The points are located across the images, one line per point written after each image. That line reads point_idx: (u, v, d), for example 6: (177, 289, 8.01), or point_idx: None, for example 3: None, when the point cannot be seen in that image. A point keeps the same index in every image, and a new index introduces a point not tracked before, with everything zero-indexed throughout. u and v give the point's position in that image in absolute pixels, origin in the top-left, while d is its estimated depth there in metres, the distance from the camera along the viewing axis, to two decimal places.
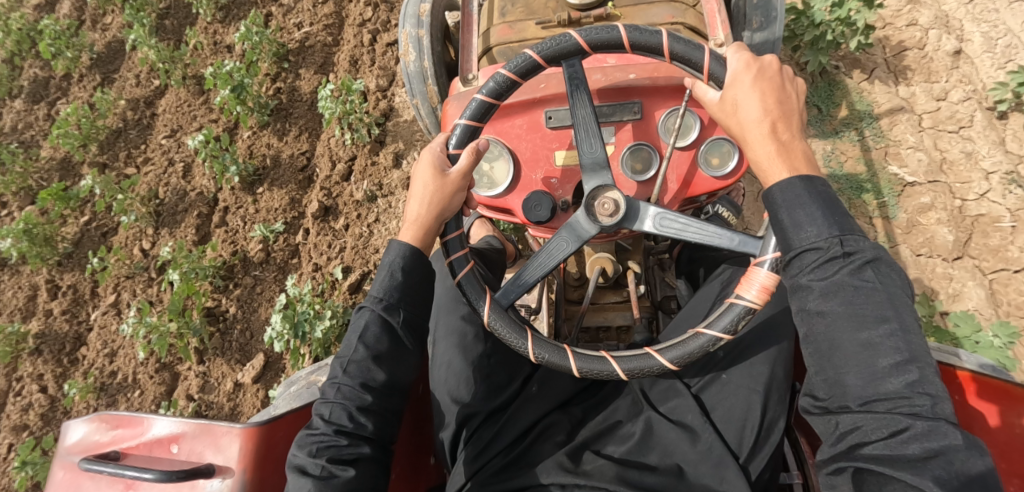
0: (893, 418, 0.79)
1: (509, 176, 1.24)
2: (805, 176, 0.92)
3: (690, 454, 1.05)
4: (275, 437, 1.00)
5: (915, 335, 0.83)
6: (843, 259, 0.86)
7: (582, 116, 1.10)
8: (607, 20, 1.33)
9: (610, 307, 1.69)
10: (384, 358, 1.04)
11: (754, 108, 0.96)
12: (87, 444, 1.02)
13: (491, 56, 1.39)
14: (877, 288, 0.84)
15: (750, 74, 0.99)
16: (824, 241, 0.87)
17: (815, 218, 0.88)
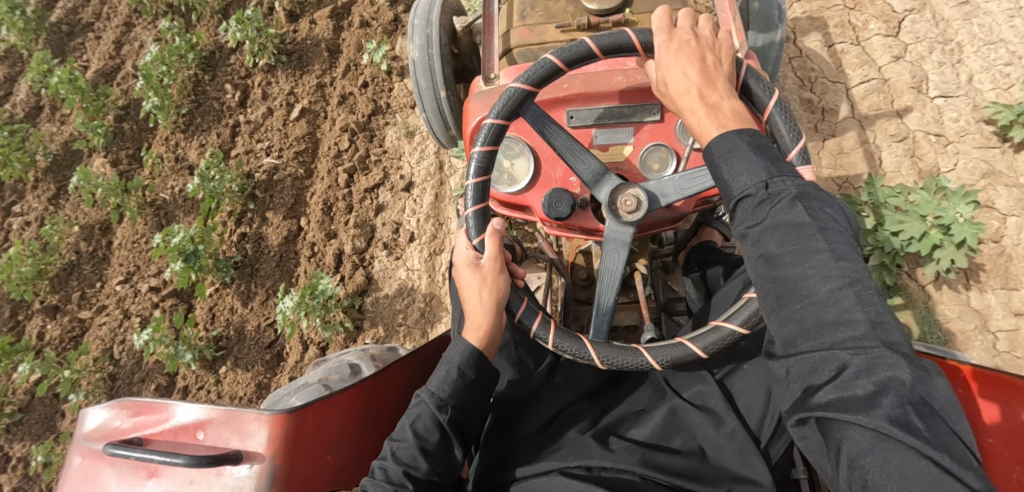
0: (836, 356, 0.76)
1: (530, 173, 1.27)
2: (736, 130, 0.91)
3: (715, 438, 1.08)
4: (304, 425, 1.00)
5: (852, 263, 0.79)
6: (772, 200, 0.84)
7: (562, 144, 1.14)
8: (624, 26, 1.36)
9: (619, 308, 1.72)
10: (431, 451, 1.02)
11: (684, 76, 0.98)
12: (108, 431, 1.02)
13: (511, 57, 1.44)
14: (810, 223, 0.81)
15: (673, 42, 1.01)
16: (753, 187, 0.85)
17: (746, 164, 0.87)
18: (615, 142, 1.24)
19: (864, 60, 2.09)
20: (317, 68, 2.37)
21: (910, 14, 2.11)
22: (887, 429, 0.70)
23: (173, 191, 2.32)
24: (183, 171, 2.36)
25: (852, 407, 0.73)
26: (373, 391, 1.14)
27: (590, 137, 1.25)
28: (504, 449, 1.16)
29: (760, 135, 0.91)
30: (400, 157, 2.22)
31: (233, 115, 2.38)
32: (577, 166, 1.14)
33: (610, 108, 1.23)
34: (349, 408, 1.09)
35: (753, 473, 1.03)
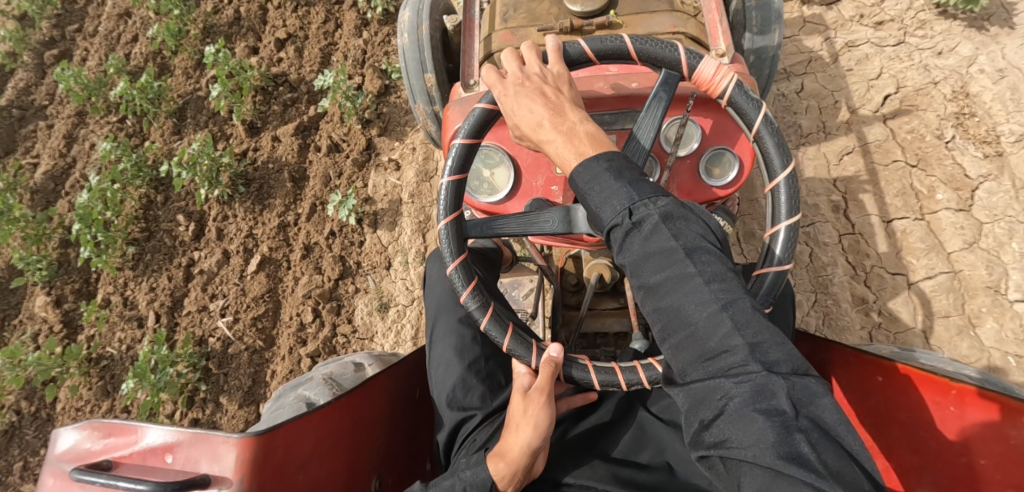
0: (721, 389, 0.77)
1: (510, 182, 1.24)
2: (594, 156, 0.93)
3: (681, 453, 1.10)
4: (274, 446, 0.98)
5: (725, 283, 0.82)
6: (636, 228, 0.87)
7: (516, 224, 1.10)
8: (609, 28, 1.33)
9: (608, 313, 1.70)
10: None
11: (535, 112, 0.99)
12: (78, 453, 1.00)
13: (493, 62, 1.40)
14: (676, 249, 0.84)
15: (513, 88, 1.03)
16: (618, 216, 0.88)
17: (612, 191, 0.90)
18: None
19: (929, 246, 1.96)
20: (279, 204, 2.27)
21: (984, 181, 1.99)
22: (781, 466, 0.71)
23: (120, 346, 2.17)
24: (133, 323, 2.20)
25: (742, 443, 0.74)
26: (347, 407, 1.12)
27: None
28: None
29: (617, 156, 0.93)
30: (372, 339, 2.10)
31: (187, 252, 2.27)
32: (544, 227, 1.09)
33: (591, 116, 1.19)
34: (322, 424, 1.07)
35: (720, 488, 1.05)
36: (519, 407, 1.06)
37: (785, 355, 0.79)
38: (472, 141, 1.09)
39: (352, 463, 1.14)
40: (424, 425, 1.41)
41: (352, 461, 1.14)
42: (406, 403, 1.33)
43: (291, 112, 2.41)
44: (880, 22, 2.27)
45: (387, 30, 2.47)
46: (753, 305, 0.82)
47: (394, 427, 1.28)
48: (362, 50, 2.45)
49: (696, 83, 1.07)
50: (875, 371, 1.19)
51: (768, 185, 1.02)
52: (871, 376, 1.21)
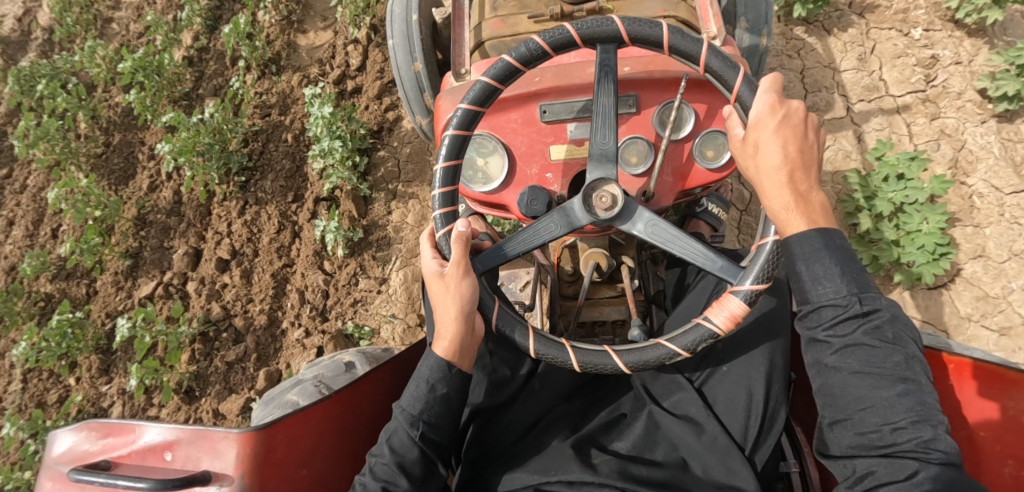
0: (904, 462, 0.80)
1: (505, 170, 1.23)
2: (823, 229, 0.91)
3: (695, 446, 1.08)
4: (275, 441, 0.97)
5: (928, 394, 0.84)
6: (862, 318, 0.87)
7: (603, 106, 1.07)
8: (599, 14, 1.32)
9: (605, 302, 1.70)
10: (417, 480, 1.02)
11: (774, 154, 0.95)
12: (76, 454, 0.99)
13: (483, 51, 1.38)
14: (894, 350, 0.85)
15: (775, 119, 0.97)
16: (845, 298, 0.87)
17: (834, 274, 0.89)
18: None
19: None
20: None
21: None
22: None
23: None
24: None
25: None
26: (349, 401, 1.11)
27: (565, 131, 1.21)
28: (485, 458, 1.18)
29: (847, 248, 0.91)
30: None
31: None
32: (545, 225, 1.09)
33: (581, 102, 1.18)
34: (325, 419, 1.06)
35: (739, 481, 1.03)
36: (436, 286, 1.08)
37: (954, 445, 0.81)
38: (489, 97, 1.08)
39: (357, 455, 1.14)
40: None
41: (355, 454, 1.14)
42: None
43: (236, 375, 2.01)
44: (1006, 324, 1.79)
45: (354, 265, 2.08)
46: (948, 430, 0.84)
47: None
48: (325, 294, 2.05)
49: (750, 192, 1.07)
50: None
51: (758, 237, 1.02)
52: None
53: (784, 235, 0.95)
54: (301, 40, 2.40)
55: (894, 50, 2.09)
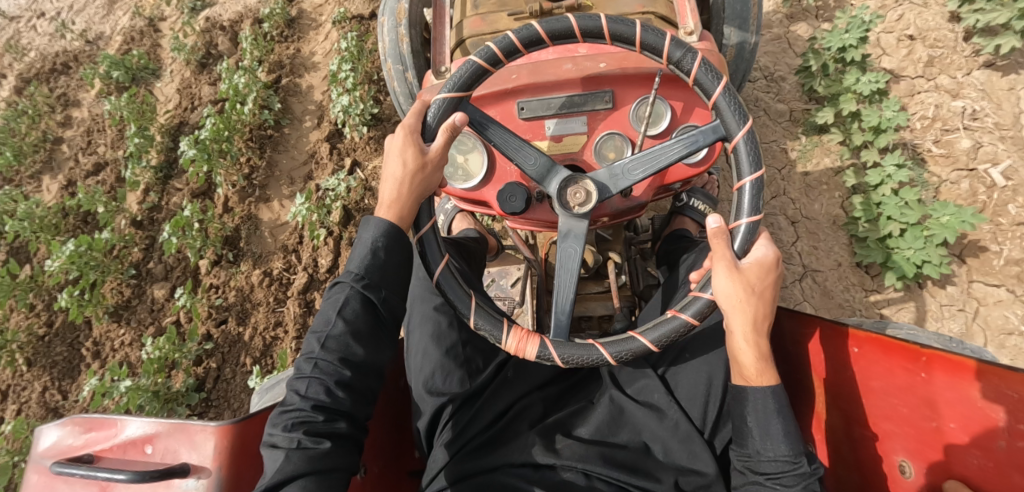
0: None
1: (484, 167, 1.24)
2: (777, 391, 0.99)
3: (659, 430, 1.12)
4: (251, 435, 0.99)
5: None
6: (806, 474, 0.94)
7: (665, 151, 1.07)
8: (579, 10, 1.33)
9: (592, 297, 1.70)
10: (363, 336, 1.01)
11: (753, 308, 0.98)
12: (60, 448, 1.01)
13: (464, 49, 1.38)
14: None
15: (768, 274, 0.99)
16: (799, 457, 0.95)
17: (786, 434, 0.97)
18: (568, 133, 1.20)
19: None
20: None
21: None
22: None
23: None
24: None
25: None
26: None
27: (543, 128, 1.21)
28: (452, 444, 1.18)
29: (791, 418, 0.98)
30: None
31: None
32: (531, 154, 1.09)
33: (557, 99, 1.19)
34: None
35: (699, 463, 1.08)
36: (410, 156, 1.06)
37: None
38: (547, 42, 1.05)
39: None
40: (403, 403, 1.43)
41: None
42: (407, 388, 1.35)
43: None
44: None
45: None
46: None
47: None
48: None
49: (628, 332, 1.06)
50: (848, 342, 1.15)
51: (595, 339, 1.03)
52: (846, 347, 1.16)
53: (743, 383, 1.01)
54: (263, 212, 2.16)
55: (1004, 322, 1.68)
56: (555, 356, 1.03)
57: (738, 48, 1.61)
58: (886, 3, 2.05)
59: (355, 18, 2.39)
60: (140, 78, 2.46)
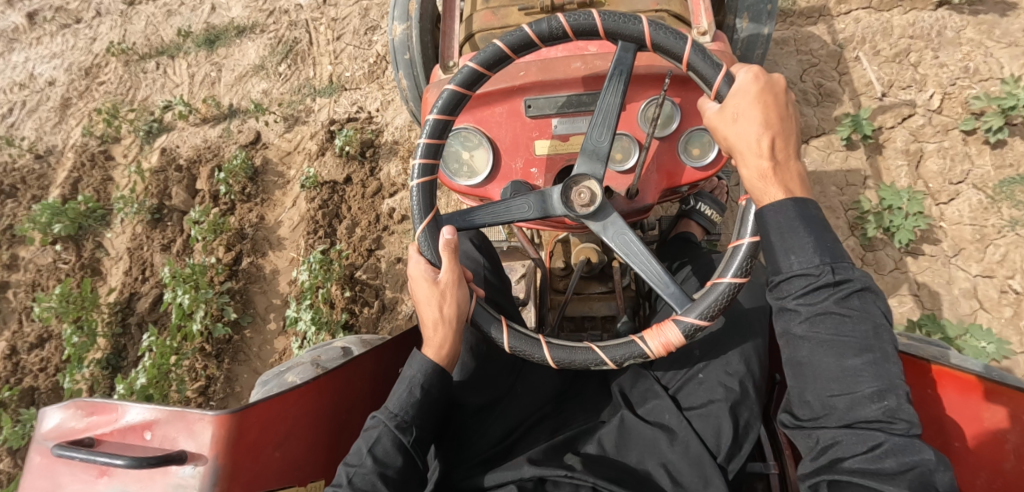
0: (870, 433, 0.83)
1: (489, 164, 1.23)
2: (798, 199, 0.92)
3: (669, 453, 1.10)
4: (249, 424, 1.00)
5: (892, 362, 0.86)
6: (834, 288, 0.88)
7: (607, 105, 1.07)
8: (591, 7, 1.32)
9: (595, 297, 1.70)
10: (393, 478, 1.01)
11: (753, 126, 0.96)
12: (62, 431, 1.03)
13: (473, 43, 1.37)
14: (866, 324, 0.87)
15: (757, 87, 0.97)
16: (815, 267, 0.88)
17: (808, 244, 0.89)
18: (575, 132, 1.20)
19: None
20: None
21: None
22: None
23: None
24: None
25: (881, 479, 0.82)
26: (328, 387, 1.14)
27: (550, 126, 1.21)
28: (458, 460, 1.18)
29: (819, 210, 0.92)
30: None
31: None
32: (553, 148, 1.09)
33: (567, 97, 1.18)
34: (301, 403, 1.09)
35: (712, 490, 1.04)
36: (432, 296, 1.07)
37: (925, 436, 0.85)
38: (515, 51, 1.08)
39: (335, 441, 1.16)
40: None
41: (332, 440, 1.16)
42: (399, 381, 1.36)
43: None
44: None
45: None
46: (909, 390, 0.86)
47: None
48: None
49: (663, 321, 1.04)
50: None
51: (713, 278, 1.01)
52: None
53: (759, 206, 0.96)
54: None
55: None
56: (696, 320, 1.00)
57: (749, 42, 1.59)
58: (985, 232, 1.84)
59: (326, 185, 2.26)
60: (87, 227, 2.34)
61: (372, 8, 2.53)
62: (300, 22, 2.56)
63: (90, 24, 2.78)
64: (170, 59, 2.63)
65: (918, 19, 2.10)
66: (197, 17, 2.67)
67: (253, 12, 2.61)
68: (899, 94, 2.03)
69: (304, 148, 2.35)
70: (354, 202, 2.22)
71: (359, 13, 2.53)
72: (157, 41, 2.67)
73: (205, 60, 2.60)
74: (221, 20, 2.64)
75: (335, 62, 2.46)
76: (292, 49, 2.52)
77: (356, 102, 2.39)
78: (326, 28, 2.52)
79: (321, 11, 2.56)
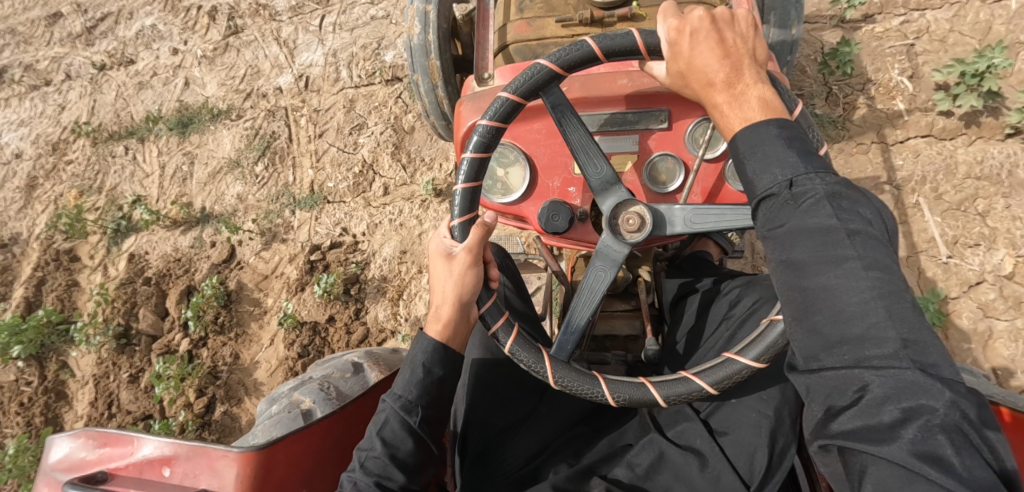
0: (861, 375, 0.69)
1: (526, 182, 1.17)
2: (761, 122, 0.83)
3: (699, 480, 1.02)
4: (275, 462, 0.94)
5: (888, 272, 0.72)
6: (795, 199, 0.78)
7: (578, 140, 1.03)
8: (631, 20, 1.26)
9: (618, 316, 1.63)
10: (405, 462, 0.97)
11: (708, 73, 0.88)
12: (73, 462, 0.96)
13: (507, 54, 1.32)
14: (835, 229, 0.74)
15: (687, 38, 0.89)
16: (773, 184, 0.79)
17: (767, 159, 0.81)
18: (618, 151, 1.15)
19: None
20: None
21: None
22: (912, 464, 0.64)
23: None
24: None
25: (879, 436, 0.67)
26: (351, 418, 1.09)
27: None
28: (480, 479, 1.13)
29: (790, 124, 0.82)
30: None
31: None
32: (587, 171, 1.04)
33: (611, 115, 1.13)
34: (327, 436, 1.04)
35: None
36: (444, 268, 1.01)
37: (945, 359, 0.69)
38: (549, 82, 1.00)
39: None
40: None
41: None
42: None
43: None
44: None
45: None
46: (915, 304, 0.71)
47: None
48: None
49: None
50: None
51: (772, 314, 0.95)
52: None
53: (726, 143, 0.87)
54: None
55: None
56: None
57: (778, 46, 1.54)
58: None
59: (307, 325, 2.03)
60: (50, 345, 2.14)
61: (357, 101, 2.35)
62: (279, 114, 2.39)
63: (59, 88, 2.68)
64: (140, 142, 2.50)
65: (986, 154, 1.79)
66: (170, 94, 2.54)
67: (228, 95, 2.47)
68: (965, 255, 1.76)
69: (283, 274, 2.14)
70: (337, 349, 1.98)
71: (343, 108, 2.35)
72: (128, 121, 2.54)
73: (177, 148, 2.45)
74: (195, 98, 2.50)
75: (317, 165, 2.29)
76: (269, 146, 2.35)
77: (339, 221, 2.19)
78: (307, 122, 2.36)
79: (301, 98, 2.40)
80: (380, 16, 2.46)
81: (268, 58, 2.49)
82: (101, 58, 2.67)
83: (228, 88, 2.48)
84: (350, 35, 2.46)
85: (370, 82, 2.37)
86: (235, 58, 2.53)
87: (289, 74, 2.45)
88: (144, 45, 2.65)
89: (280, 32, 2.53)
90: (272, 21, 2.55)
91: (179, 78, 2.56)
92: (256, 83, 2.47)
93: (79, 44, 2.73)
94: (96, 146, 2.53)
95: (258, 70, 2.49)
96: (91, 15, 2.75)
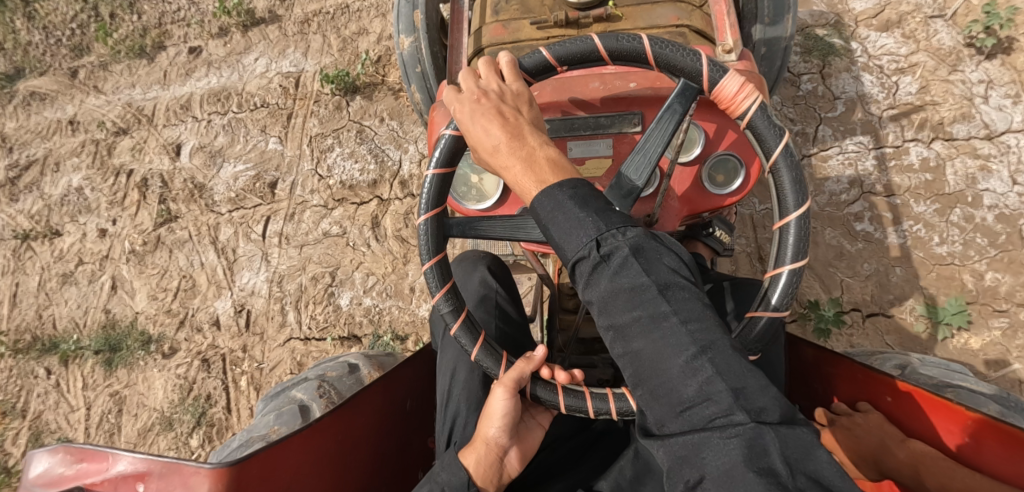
0: (706, 437, 0.71)
1: (499, 189, 1.16)
2: (557, 186, 0.86)
3: None
4: (247, 478, 0.95)
5: (704, 321, 0.77)
6: (607, 262, 0.81)
7: (505, 229, 1.05)
8: (607, 20, 1.25)
9: None
10: None
11: (494, 136, 0.90)
12: (50, 478, 0.96)
13: (483, 58, 1.30)
14: (648, 285, 0.78)
15: (469, 109, 0.93)
16: (586, 249, 0.82)
17: (576, 223, 0.83)
18: (591, 155, 1.11)
19: None
20: None
21: None
22: None
23: None
24: None
25: None
26: (327, 431, 1.10)
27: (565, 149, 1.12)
28: None
29: (584, 185, 0.87)
30: None
31: None
32: (531, 234, 1.04)
33: (583, 118, 1.11)
34: (303, 449, 1.05)
35: None
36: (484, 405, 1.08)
37: (770, 401, 0.73)
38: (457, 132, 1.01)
39: (338, 482, 1.14)
40: (416, 433, 1.41)
41: (333, 481, 1.13)
42: (397, 416, 1.32)
43: None
44: None
45: None
46: (733, 346, 0.77)
47: (382, 462, 1.27)
48: None
49: (715, 98, 0.96)
50: (883, 391, 1.15)
51: (777, 223, 0.94)
52: (881, 396, 1.16)
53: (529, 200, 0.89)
54: None
55: None
56: (773, 148, 0.93)
57: (773, 43, 1.48)
58: None
59: None
60: None
61: (307, 365, 1.98)
62: (214, 366, 2.02)
63: None
64: (63, 363, 2.11)
65: None
66: (96, 297, 2.19)
67: (159, 315, 2.12)
68: None
69: None
70: None
71: (289, 373, 1.98)
72: (50, 330, 2.17)
73: (102, 388, 2.06)
74: (123, 311, 2.15)
75: None
76: (204, 414, 1.96)
77: None
78: (248, 385, 1.99)
79: (241, 342, 2.05)
80: (334, 232, 2.13)
81: (205, 269, 2.16)
82: (24, 221, 2.31)
83: (160, 305, 2.14)
84: (299, 254, 2.12)
85: (321, 335, 2.01)
86: (168, 260, 2.19)
87: (228, 297, 2.11)
88: (70, 215, 2.30)
89: (219, 231, 2.19)
90: (209, 212, 2.22)
91: (105, 274, 2.21)
92: (190, 304, 2.12)
93: (3, 195, 2.36)
94: (17, 357, 2.14)
95: (194, 284, 2.14)
96: (16, 160, 2.40)
